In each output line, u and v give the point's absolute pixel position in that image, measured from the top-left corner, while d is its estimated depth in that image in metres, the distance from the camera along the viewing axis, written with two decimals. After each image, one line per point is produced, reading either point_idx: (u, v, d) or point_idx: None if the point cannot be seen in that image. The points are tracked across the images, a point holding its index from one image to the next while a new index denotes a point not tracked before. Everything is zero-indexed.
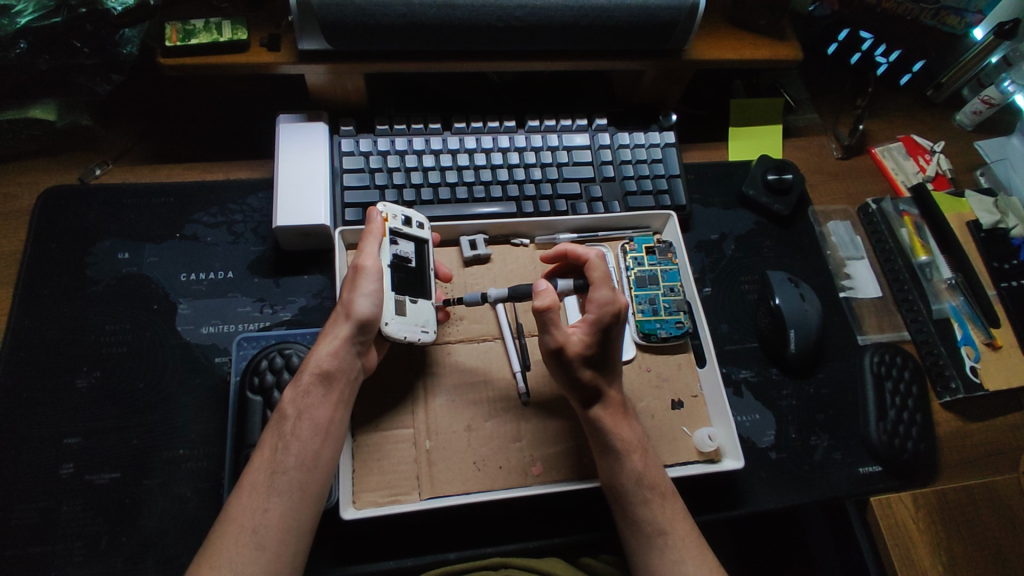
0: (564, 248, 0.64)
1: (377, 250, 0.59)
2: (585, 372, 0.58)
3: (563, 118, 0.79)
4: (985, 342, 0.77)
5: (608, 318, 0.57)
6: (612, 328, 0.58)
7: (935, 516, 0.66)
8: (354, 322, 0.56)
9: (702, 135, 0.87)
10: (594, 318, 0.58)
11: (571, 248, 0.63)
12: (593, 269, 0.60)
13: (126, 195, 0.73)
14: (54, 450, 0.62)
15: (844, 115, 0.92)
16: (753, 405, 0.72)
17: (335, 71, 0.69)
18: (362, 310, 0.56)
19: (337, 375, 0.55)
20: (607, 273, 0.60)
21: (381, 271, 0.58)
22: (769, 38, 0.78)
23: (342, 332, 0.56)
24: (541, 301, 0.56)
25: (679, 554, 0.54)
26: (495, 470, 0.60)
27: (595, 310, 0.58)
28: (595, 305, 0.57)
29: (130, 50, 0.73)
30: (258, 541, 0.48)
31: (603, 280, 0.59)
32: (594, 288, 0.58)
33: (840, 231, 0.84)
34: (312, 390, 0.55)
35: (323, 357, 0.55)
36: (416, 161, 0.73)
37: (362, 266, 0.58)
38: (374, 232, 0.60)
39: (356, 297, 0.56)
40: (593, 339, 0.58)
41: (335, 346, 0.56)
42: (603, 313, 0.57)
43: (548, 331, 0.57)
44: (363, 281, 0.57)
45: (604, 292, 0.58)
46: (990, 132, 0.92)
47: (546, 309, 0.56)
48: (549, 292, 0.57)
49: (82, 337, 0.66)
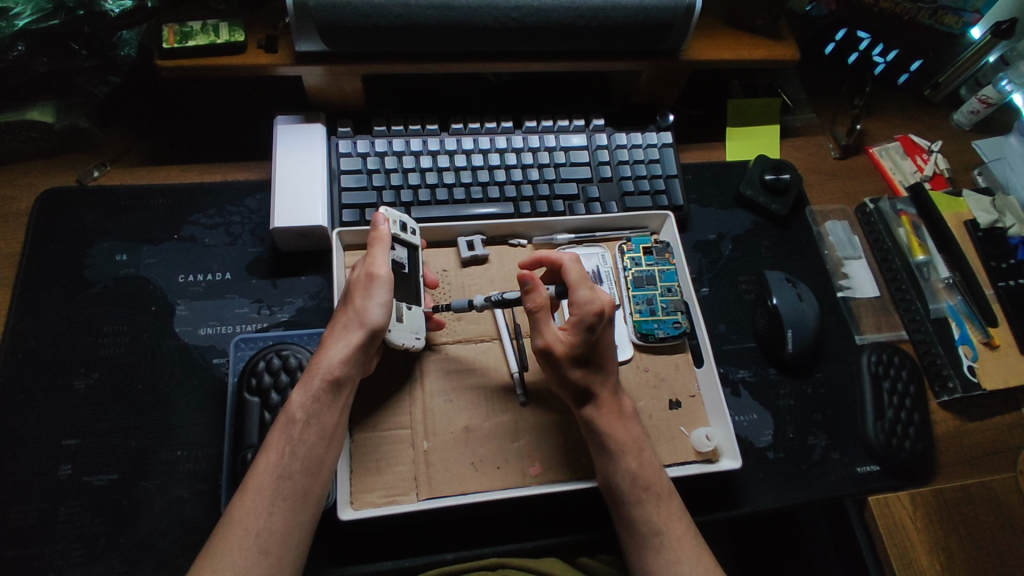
0: (541, 255, 0.64)
1: (386, 258, 0.59)
2: (575, 372, 0.58)
3: (561, 119, 0.79)
4: (982, 342, 0.77)
5: (591, 318, 0.56)
6: (595, 327, 0.57)
7: (932, 515, 0.66)
8: (367, 330, 0.56)
9: (700, 136, 0.87)
10: (574, 318, 0.56)
11: (547, 254, 0.63)
12: (567, 272, 0.59)
13: (125, 197, 0.73)
14: (52, 451, 0.62)
15: (841, 115, 0.92)
16: (751, 405, 0.72)
17: (332, 72, 0.69)
18: (375, 318, 0.56)
19: (346, 382, 0.55)
20: (584, 275, 0.59)
21: (391, 279, 0.58)
22: (766, 38, 0.78)
23: (354, 340, 0.55)
24: (531, 300, 0.57)
25: (674, 554, 0.55)
26: (493, 470, 0.60)
27: (576, 312, 0.56)
28: (574, 308, 0.56)
29: (128, 51, 0.73)
30: (262, 545, 0.49)
31: (581, 281, 0.58)
32: (572, 290, 0.57)
33: (838, 231, 0.84)
34: (322, 396, 0.54)
35: (335, 362, 0.55)
36: (414, 162, 0.73)
37: (375, 274, 0.57)
38: (383, 239, 0.59)
39: (370, 305, 0.56)
40: (579, 338, 0.57)
41: (347, 353, 0.55)
42: (585, 315, 0.56)
43: (536, 330, 0.57)
44: (377, 289, 0.57)
45: (582, 293, 0.57)
46: (988, 131, 0.92)
47: (533, 308, 0.57)
48: (541, 291, 0.57)
49: (80, 338, 0.67)
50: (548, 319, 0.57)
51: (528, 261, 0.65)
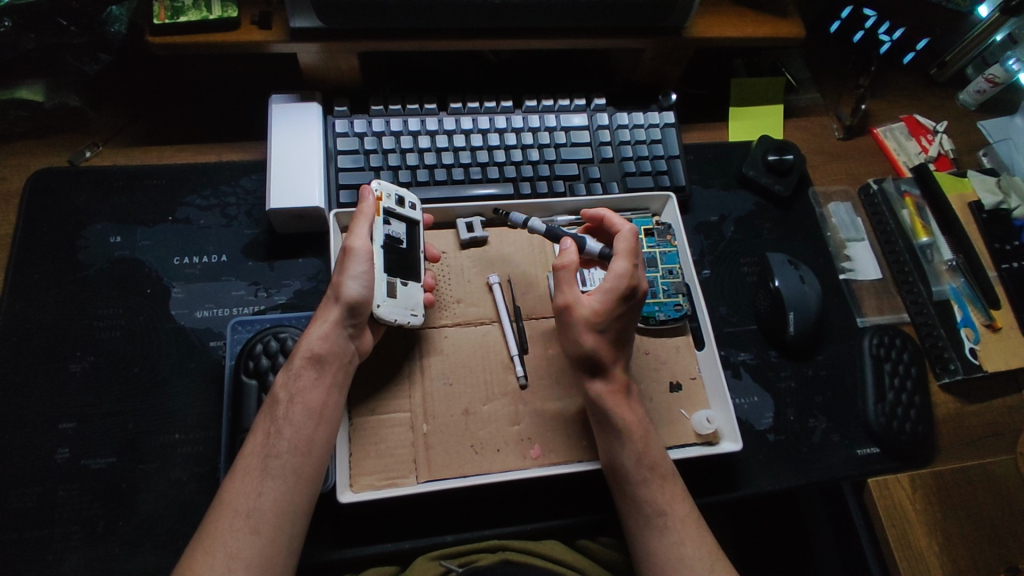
0: (604, 212, 0.66)
1: (369, 232, 0.59)
2: (590, 338, 0.58)
3: (562, 98, 0.78)
4: (984, 324, 0.76)
5: (622, 289, 0.57)
6: (625, 301, 0.58)
7: (932, 497, 0.66)
8: (343, 304, 0.56)
9: (702, 116, 0.86)
10: (608, 287, 0.57)
11: (608, 215, 0.65)
12: (619, 240, 0.61)
13: (117, 177, 0.72)
14: (49, 435, 0.61)
15: (846, 95, 0.90)
16: (752, 387, 0.72)
17: (328, 50, 0.68)
18: (351, 293, 0.56)
19: (329, 358, 0.55)
20: (633, 248, 0.60)
21: (371, 253, 0.58)
22: (770, 15, 0.77)
23: (331, 315, 0.56)
24: (560, 259, 0.59)
25: (678, 536, 0.55)
26: (493, 453, 0.60)
27: (611, 279, 0.58)
28: (611, 274, 0.58)
29: (118, 28, 0.72)
30: (252, 525, 0.49)
31: (629, 254, 0.59)
32: (614, 259, 0.59)
33: (840, 213, 0.83)
34: (303, 373, 0.55)
35: (314, 339, 0.55)
36: (412, 142, 0.72)
37: (351, 248, 0.57)
38: (366, 213, 0.59)
39: (344, 280, 0.56)
40: (606, 308, 0.57)
41: (326, 329, 0.56)
42: (618, 284, 0.57)
43: (561, 289, 0.59)
44: (352, 263, 0.57)
45: (622, 265, 0.58)
46: (994, 112, 0.91)
47: (562, 266, 0.58)
48: (573, 251, 0.59)
49: (75, 321, 0.66)
50: (573, 280, 0.58)
51: (591, 214, 0.66)
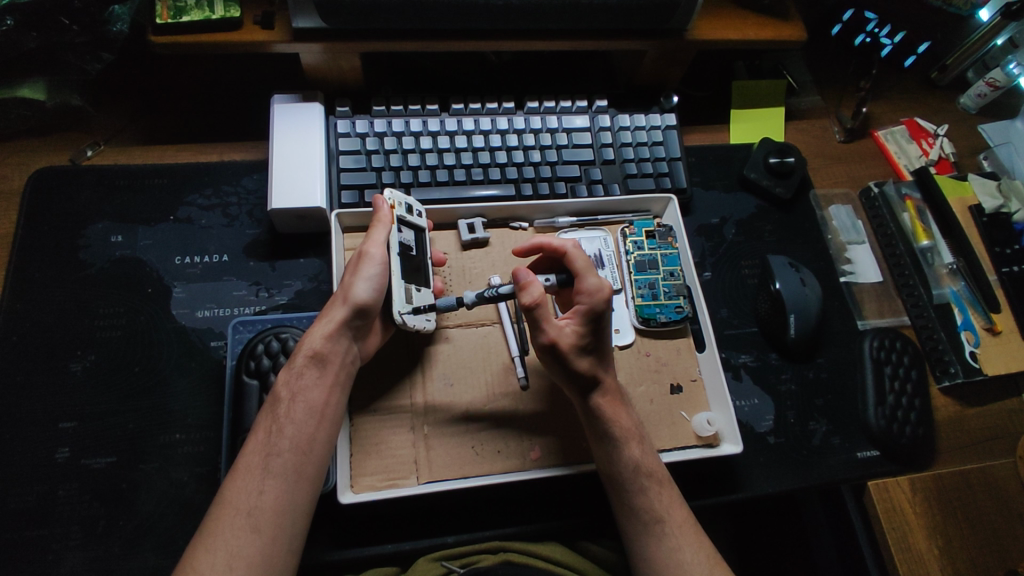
0: (539, 241, 0.63)
1: (386, 238, 0.59)
2: (583, 362, 0.57)
3: (563, 100, 0.78)
4: (984, 327, 0.76)
5: (599, 307, 0.57)
6: (604, 316, 0.58)
7: (932, 500, 0.66)
8: (352, 306, 0.56)
9: (704, 118, 0.86)
10: (585, 308, 0.57)
11: (546, 240, 0.62)
12: (574, 260, 0.60)
13: (118, 176, 0.72)
14: (49, 434, 0.61)
15: (847, 98, 0.90)
16: (752, 390, 0.72)
17: (331, 50, 0.68)
18: (361, 295, 0.56)
19: (330, 357, 0.55)
20: (590, 261, 0.60)
21: (387, 258, 0.58)
22: (773, 18, 0.77)
23: (338, 315, 0.56)
24: (528, 296, 0.55)
25: (676, 542, 0.55)
26: (493, 454, 0.60)
27: (586, 300, 0.58)
28: (584, 295, 0.58)
29: (120, 28, 0.71)
30: (253, 524, 0.49)
31: (590, 270, 0.59)
32: (581, 278, 0.59)
33: (841, 215, 0.83)
34: (306, 371, 0.54)
35: (317, 339, 0.55)
36: (414, 143, 0.72)
37: (367, 251, 0.57)
38: (384, 221, 0.59)
39: (356, 282, 0.56)
40: (587, 329, 0.58)
41: (331, 328, 0.56)
42: (595, 303, 0.57)
43: (539, 327, 0.56)
44: (365, 267, 0.57)
45: (591, 281, 0.58)
46: (994, 115, 0.91)
47: (534, 304, 0.55)
48: (536, 285, 0.56)
49: (75, 320, 0.66)
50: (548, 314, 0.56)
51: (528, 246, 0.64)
